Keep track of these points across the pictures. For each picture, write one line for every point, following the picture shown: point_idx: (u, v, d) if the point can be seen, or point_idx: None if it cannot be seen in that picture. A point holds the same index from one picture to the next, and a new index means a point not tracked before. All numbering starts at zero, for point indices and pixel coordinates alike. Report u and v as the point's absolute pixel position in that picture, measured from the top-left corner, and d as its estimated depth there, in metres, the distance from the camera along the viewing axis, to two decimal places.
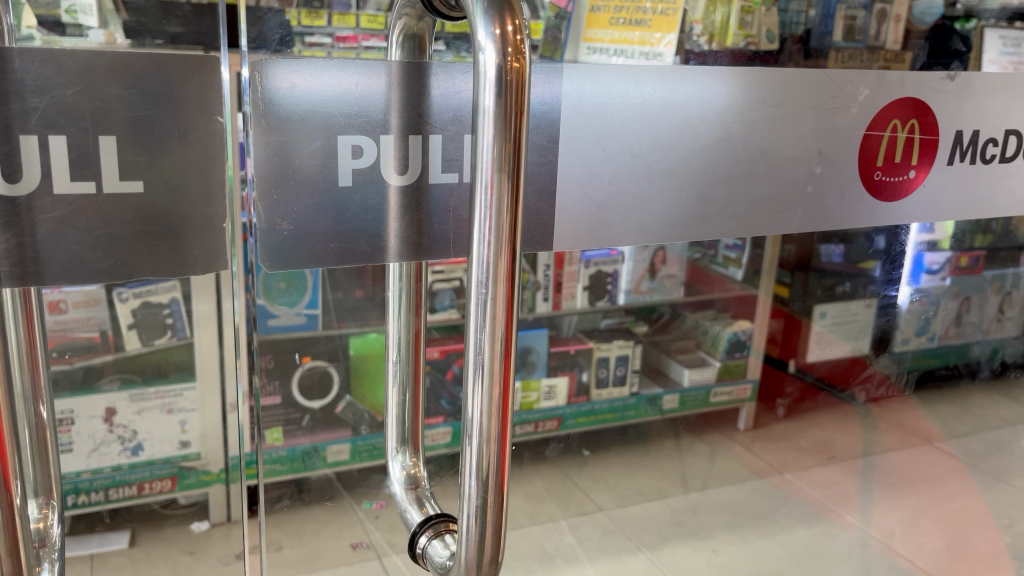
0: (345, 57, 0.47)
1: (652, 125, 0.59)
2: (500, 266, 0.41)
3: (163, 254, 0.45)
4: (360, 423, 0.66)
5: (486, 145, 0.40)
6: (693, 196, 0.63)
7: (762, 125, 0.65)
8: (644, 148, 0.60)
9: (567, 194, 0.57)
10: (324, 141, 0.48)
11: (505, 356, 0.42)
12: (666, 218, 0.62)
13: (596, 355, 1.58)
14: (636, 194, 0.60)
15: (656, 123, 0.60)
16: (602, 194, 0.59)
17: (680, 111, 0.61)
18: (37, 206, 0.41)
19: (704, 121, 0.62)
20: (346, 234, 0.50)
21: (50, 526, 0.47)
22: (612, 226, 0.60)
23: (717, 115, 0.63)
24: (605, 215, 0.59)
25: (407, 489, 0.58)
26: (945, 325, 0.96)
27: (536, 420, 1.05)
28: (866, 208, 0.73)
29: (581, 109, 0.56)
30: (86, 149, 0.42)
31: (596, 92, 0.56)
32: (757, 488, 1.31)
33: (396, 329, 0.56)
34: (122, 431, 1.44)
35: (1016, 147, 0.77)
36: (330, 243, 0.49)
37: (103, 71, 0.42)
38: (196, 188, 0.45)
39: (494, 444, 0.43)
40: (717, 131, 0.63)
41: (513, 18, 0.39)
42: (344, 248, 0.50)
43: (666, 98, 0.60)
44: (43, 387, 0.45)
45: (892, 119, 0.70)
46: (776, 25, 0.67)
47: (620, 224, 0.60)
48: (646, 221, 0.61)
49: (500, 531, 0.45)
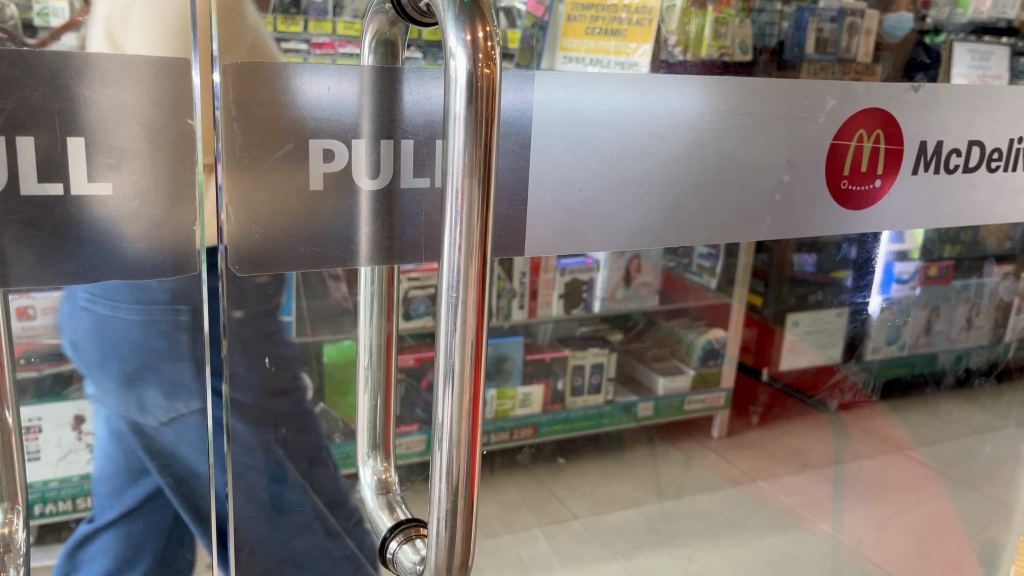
0: (323, 62, 0.48)
1: (623, 131, 0.60)
2: (470, 271, 0.41)
3: (131, 258, 0.46)
4: (334, 432, 0.63)
5: (457, 151, 0.40)
6: (664, 204, 0.64)
7: (732, 134, 0.66)
8: (615, 155, 0.60)
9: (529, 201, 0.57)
10: (297, 145, 0.48)
11: (475, 361, 0.42)
12: (640, 224, 0.63)
13: (572, 361, 1.48)
14: (607, 203, 0.61)
15: (628, 129, 0.60)
16: (574, 202, 0.59)
17: (651, 121, 0.62)
18: (5, 207, 0.42)
19: (675, 130, 0.63)
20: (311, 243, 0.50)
21: (15, 531, 0.47)
22: (584, 231, 0.60)
23: (687, 124, 0.63)
24: (578, 224, 0.60)
25: (378, 494, 0.57)
26: (913, 334, 0.99)
27: (514, 428, 0.99)
28: (836, 216, 0.73)
29: (548, 118, 0.57)
30: (53, 151, 0.42)
31: (566, 101, 0.57)
32: (732, 496, 1.33)
33: (368, 333, 0.57)
34: None
35: (978, 158, 0.79)
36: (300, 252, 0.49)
37: (72, 74, 0.42)
38: (165, 191, 0.46)
39: (463, 448, 0.43)
40: (688, 139, 0.64)
41: (484, 25, 0.40)
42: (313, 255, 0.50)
43: (638, 108, 0.61)
44: (7, 392, 0.46)
45: (858, 129, 0.72)
46: (750, 36, 0.68)
47: (591, 231, 0.61)
48: (621, 225, 0.62)
49: (469, 536, 0.45)
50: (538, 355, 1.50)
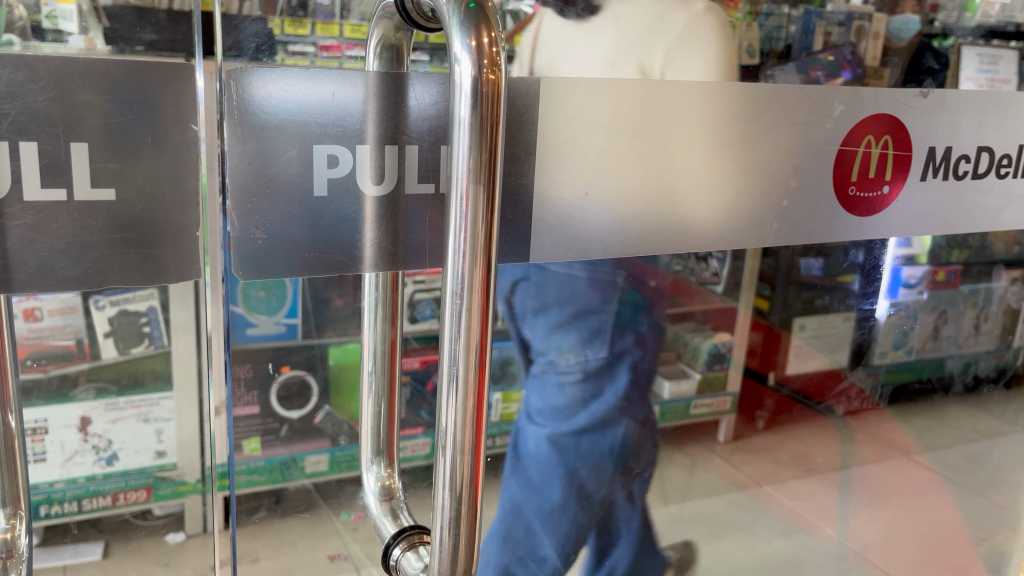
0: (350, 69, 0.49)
1: (682, 139, 0.63)
2: (475, 277, 0.41)
3: (136, 263, 0.45)
4: (339, 434, 0.67)
5: (462, 156, 0.40)
6: (725, 208, 0.67)
7: (759, 142, 0.67)
8: (675, 162, 0.63)
9: (687, 195, 0.64)
10: (300, 150, 0.48)
11: (479, 368, 0.42)
12: (704, 226, 0.66)
13: None
14: (672, 207, 0.64)
15: (686, 136, 0.63)
16: (643, 208, 0.62)
17: (710, 128, 0.64)
18: (8, 213, 0.41)
19: (730, 136, 0.65)
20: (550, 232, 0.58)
21: (17, 536, 0.47)
22: (656, 234, 0.64)
23: (742, 130, 0.66)
24: (649, 228, 0.63)
25: (382, 501, 0.57)
26: (920, 339, 0.98)
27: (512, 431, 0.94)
28: (844, 222, 0.73)
29: (684, 121, 0.62)
30: (57, 155, 0.42)
31: (627, 109, 0.59)
32: (737, 501, 1.33)
33: (371, 339, 0.56)
34: (96, 441, 1.28)
35: (988, 164, 0.78)
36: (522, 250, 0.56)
37: (76, 78, 0.41)
38: (170, 196, 0.46)
39: (467, 456, 0.43)
40: (745, 146, 0.66)
41: (490, 30, 0.39)
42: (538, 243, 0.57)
43: (696, 115, 0.63)
44: (11, 397, 0.46)
45: (866, 135, 0.71)
46: (758, 40, 0.69)
47: (660, 234, 0.64)
48: (689, 227, 0.65)
49: (473, 544, 0.45)
50: None
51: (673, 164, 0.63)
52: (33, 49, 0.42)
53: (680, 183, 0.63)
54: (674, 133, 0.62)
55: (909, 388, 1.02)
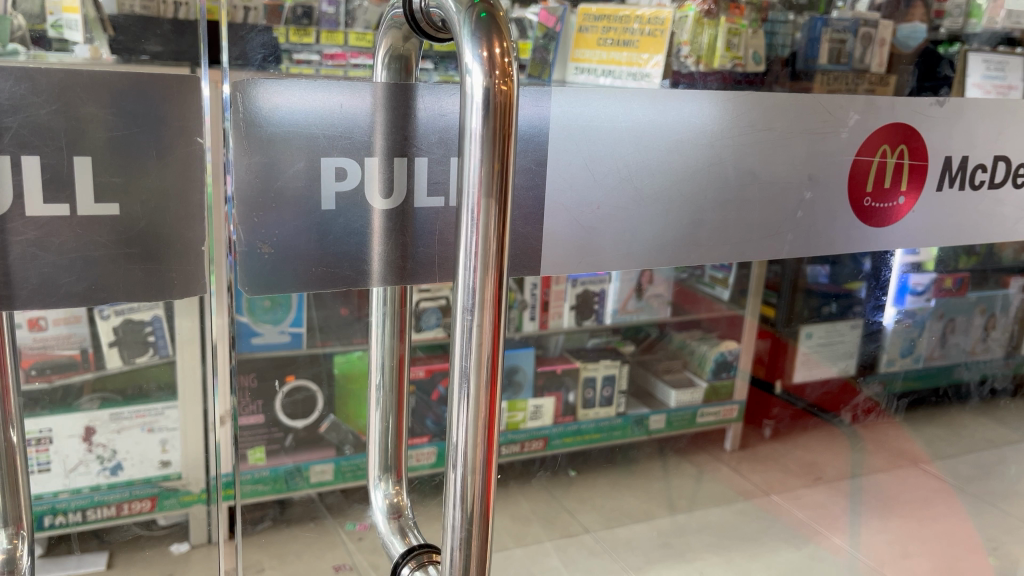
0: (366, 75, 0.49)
1: (806, 143, 0.67)
2: (487, 292, 0.40)
3: (140, 278, 0.44)
4: (343, 442, 0.65)
5: (472, 168, 0.39)
6: (849, 208, 0.71)
7: None
8: (808, 164, 0.68)
9: (819, 197, 0.69)
10: (308, 163, 0.47)
11: (492, 383, 0.41)
12: (836, 220, 0.70)
13: (584, 374, 1.39)
14: (812, 207, 0.69)
15: (810, 141, 0.67)
16: (790, 207, 0.68)
17: (828, 134, 0.68)
18: (10, 228, 0.41)
19: (847, 142, 0.69)
20: (688, 232, 0.64)
21: (20, 556, 0.47)
22: (811, 228, 0.69)
23: (855, 134, 0.69)
24: (800, 226, 0.69)
25: (389, 519, 0.59)
26: (929, 348, 0.94)
27: (522, 440, 0.91)
28: (857, 234, 0.72)
29: (815, 127, 0.67)
30: (60, 170, 0.41)
31: (772, 122, 0.66)
32: None
33: (380, 351, 0.56)
34: (99, 450, 1.32)
35: (1005, 173, 0.77)
36: (661, 245, 0.62)
37: (77, 90, 0.41)
38: (174, 211, 0.45)
39: (478, 475, 0.42)
40: (862, 144, 0.70)
41: (502, 40, 0.39)
42: (671, 241, 0.63)
43: (817, 125, 0.67)
44: (14, 411, 0.45)
45: (882, 144, 0.71)
46: (762, 48, 0.67)
47: (815, 233, 0.70)
48: (828, 223, 0.70)
49: (485, 563, 0.44)
50: (547, 365, 1.40)
51: (805, 167, 0.68)
52: (38, 58, 0.41)
53: (813, 184, 0.68)
54: (801, 141, 0.67)
55: (926, 399, 0.98)
